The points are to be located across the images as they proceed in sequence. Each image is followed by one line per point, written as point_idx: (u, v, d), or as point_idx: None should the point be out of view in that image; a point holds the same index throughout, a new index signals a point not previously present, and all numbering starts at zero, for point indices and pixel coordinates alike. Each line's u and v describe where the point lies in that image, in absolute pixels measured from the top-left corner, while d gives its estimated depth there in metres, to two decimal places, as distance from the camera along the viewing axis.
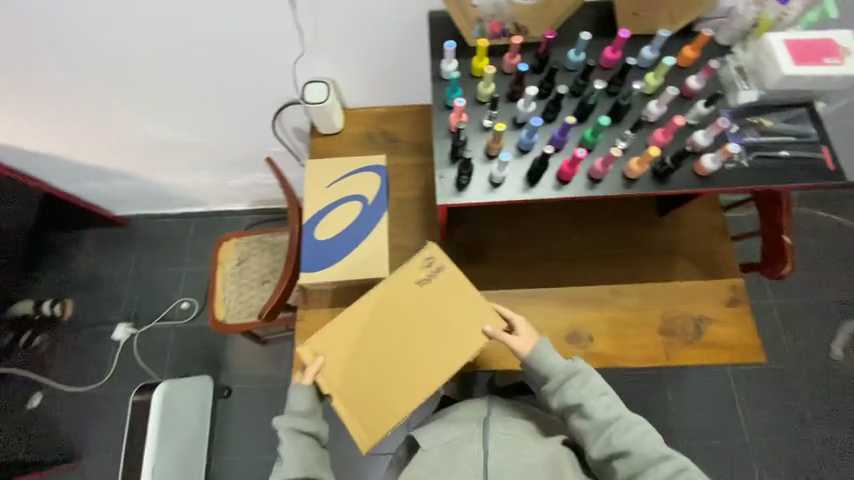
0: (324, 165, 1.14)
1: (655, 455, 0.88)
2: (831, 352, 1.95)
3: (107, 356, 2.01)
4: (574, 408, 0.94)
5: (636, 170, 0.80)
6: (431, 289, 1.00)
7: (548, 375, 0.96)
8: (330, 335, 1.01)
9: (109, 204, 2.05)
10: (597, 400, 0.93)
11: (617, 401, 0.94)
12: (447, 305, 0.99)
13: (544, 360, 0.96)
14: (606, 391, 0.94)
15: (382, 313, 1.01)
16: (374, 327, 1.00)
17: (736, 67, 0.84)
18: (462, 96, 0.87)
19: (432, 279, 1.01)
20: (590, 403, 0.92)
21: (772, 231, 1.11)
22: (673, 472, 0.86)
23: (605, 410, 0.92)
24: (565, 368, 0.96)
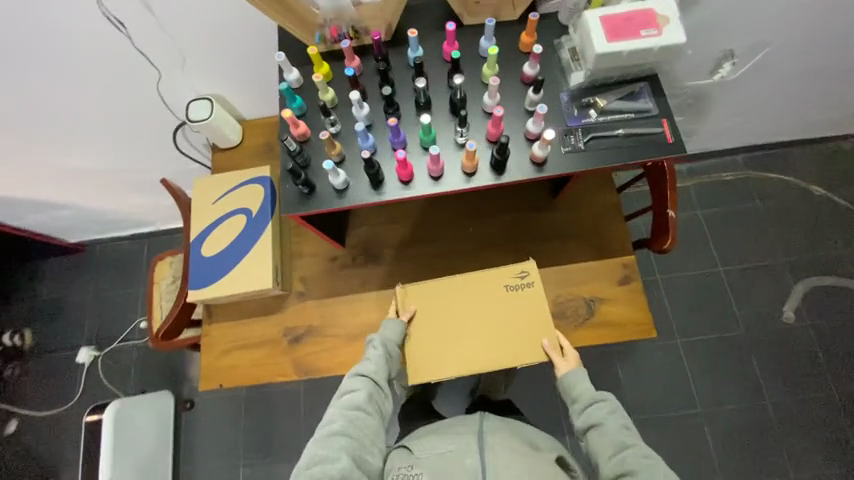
0: (211, 181, 1.17)
1: None
2: (782, 313, 1.81)
3: (72, 381, 2.01)
4: (591, 433, 0.92)
5: (469, 165, 0.79)
6: (532, 290, 1.05)
7: (576, 396, 0.95)
8: (428, 288, 1.07)
9: (60, 232, 2.04)
10: (619, 433, 0.90)
11: (637, 442, 0.89)
12: (520, 312, 1.04)
13: (574, 385, 0.96)
14: (627, 429, 0.91)
15: (474, 291, 1.06)
16: (460, 299, 1.06)
17: (570, 49, 0.83)
18: (304, 104, 0.86)
19: (521, 285, 1.06)
20: (608, 433, 0.90)
21: (659, 205, 1.09)
22: None
23: (622, 446, 0.88)
24: (591, 393, 0.95)
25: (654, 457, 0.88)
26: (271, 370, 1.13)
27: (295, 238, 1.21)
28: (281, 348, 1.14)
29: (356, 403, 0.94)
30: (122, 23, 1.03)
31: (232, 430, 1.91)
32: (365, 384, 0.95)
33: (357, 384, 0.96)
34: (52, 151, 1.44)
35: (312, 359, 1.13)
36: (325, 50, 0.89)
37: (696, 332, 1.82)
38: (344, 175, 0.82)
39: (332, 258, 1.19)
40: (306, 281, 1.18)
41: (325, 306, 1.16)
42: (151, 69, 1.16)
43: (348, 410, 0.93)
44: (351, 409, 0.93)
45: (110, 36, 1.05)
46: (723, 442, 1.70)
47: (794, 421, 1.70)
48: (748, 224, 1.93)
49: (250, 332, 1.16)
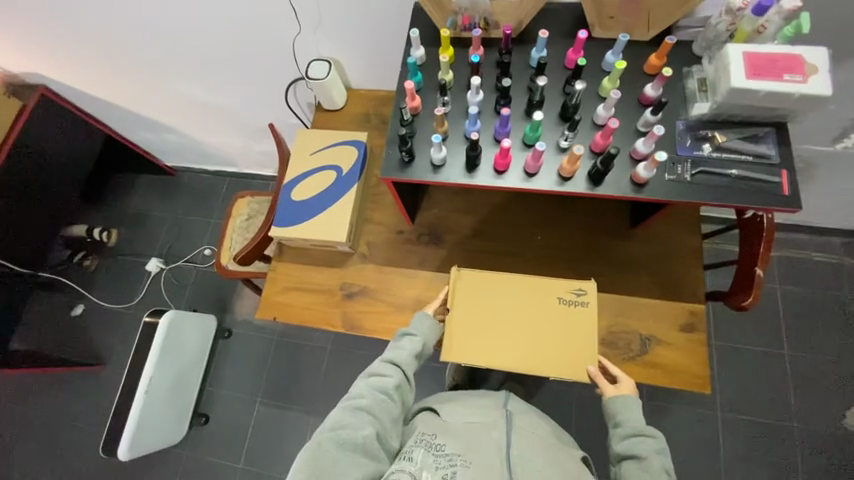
0: (313, 135, 1.27)
1: None
2: (846, 418, 1.63)
3: (138, 284, 2.25)
4: (627, 464, 0.88)
5: (568, 169, 0.80)
6: (586, 310, 1.03)
7: (619, 418, 0.93)
8: (482, 277, 1.08)
9: (161, 153, 2.29)
10: (659, 475, 0.84)
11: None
12: (568, 327, 1.02)
13: (621, 406, 0.93)
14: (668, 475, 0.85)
15: (528, 294, 1.06)
16: (510, 297, 1.06)
17: (699, 79, 0.82)
18: (422, 81, 0.93)
19: (576, 301, 1.04)
20: (645, 469, 0.85)
21: (748, 260, 1.03)
22: None
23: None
24: (639, 424, 0.91)
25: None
26: (320, 317, 1.21)
27: (371, 204, 1.28)
28: (334, 300, 1.22)
29: (383, 387, 0.93)
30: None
31: (259, 367, 2.05)
32: (397, 373, 0.96)
33: (389, 370, 0.96)
34: (182, 80, 1.63)
35: (359, 317, 1.19)
36: (453, 35, 0.94)
37: (742, 410, 1.68)
38: (445, 152, 0.87)
39: (399, 231, 1.25)
40: (371, 246, 1.25)
41: (382, 273, 1.22)
42: (295, 25, 1.28)
43: (376, 390, 0.93)
44: (379, 390, 0.93)
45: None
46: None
47: None
48: (830, 314, 1.75)
49: (310, 278, 1.25)
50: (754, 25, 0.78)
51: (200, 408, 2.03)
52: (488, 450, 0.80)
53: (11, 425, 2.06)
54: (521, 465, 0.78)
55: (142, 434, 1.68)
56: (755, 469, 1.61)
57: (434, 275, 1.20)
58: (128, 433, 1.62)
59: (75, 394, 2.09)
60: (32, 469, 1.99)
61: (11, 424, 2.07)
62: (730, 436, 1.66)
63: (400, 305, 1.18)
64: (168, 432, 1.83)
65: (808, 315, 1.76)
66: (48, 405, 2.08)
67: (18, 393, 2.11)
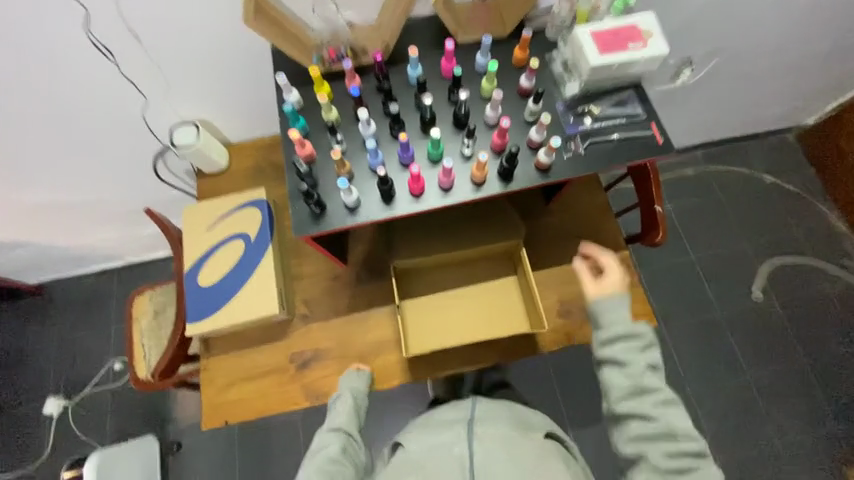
0: (202, 207, 1.12)
1: (679, 429, 0.80)
2: (751, 293, 1.96)
3: (40, 436, 1.81)
4: (626, 389, 0.84)
5: (479, 175, 0.81)
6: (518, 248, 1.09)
7: (612, 332, 0.86)
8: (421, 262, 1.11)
9: (17, 273, 1.86)
10: (644, 374, 0.84)
11: (679, 416, 0.81)
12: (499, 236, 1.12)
13: (613, 316, 0.88)
14: (673, 399, 0.83)
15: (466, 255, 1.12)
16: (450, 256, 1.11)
17: (562, 61, 0.89)
18: (307, 124, 0.86)
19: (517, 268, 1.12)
20: (649, 397, 0.83)
21: (646, 202, 1.15)
22: (690, 449, 0.79)
23: (662, 420, 0.81)
24: (626, 326, 0.86)
25: (697, 439, 0.80)
26: (279, 400, 1.08)
27: (294, 259, 1.17)
28: (289, 376, 1.10)
29: (331, 456, 0.90)
30: (110, 48, 0.98)
31: (228, 467, 1.78)
32: (339, 437, 0.94)
33: (332, 439, 0.93)
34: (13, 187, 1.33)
35: (321, 382, 1.09)
36: (323, 70, 0.89)
37: (680, 318, 1.92)
38: (356, 193, 0.81)
39: (334, 278, 1.17)
40: (310, 303, 1.15)
41: (332, 327, 1.13)
42: (138, 95, 1.11)
43: (324, 466, 0.88)
44: (328, 463, 0.88)
45: (100, 64, 1.01)
46: (717, 420, 1.78)
47: (775, 391, 1.82)
48: (714, 214, 2.08)
49: (253, 361, 1.11)
50: (590, 3, 0.86)
51: None
52: (451, 469, 0.80)
53: None
54: (483, 471, 0.78)
55: None
56: (704, 361, 1.86)
57: (385, 310, 1.14)
58: None
59: None
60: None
61: None
62: (678, 343, 1.89)
63: (363, 354, 1.11)
64: None
65: (698, 221, 2.07)
66: None
67: None
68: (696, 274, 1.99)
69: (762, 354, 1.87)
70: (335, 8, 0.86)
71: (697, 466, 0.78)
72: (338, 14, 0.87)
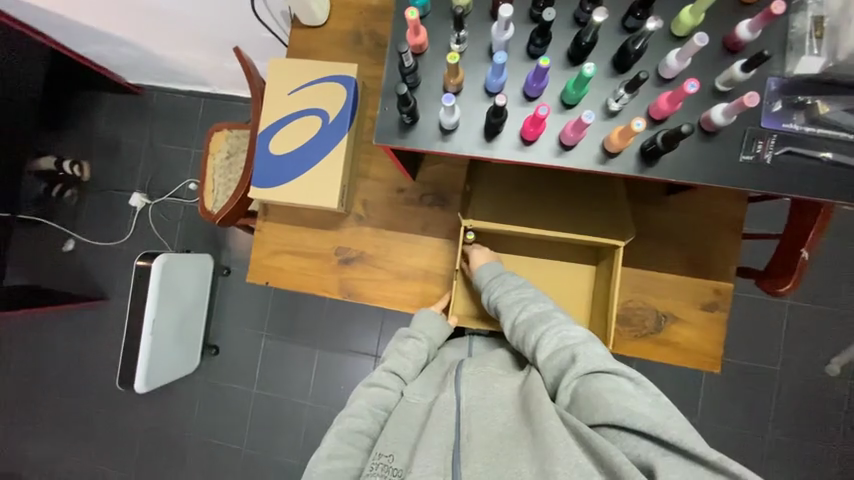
0: (288, 66, 1.02)
1: (554, 342, 0.78)
2: (827, 364, 1.69)
3: (126, 220, 2.10)
4: (494, 309, 0.91)
5: (616, 144, 0.63)
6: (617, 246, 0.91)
7: (481, 286, 0.95)
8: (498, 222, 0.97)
9: (120, 68, 1.94)
10: (514, 310, 0.86)
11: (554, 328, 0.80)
12: (598, 220, 0.94)
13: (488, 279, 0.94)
14: (543, 316, 0.82)
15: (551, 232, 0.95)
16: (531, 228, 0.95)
17: (814, 19, 0.60)
18: (430, 4, 0.68)
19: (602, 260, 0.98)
20: (509, 293, 0.89)
21: (793, 239, 0.90)
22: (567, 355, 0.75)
23: (526, 313, 0.84)
24: (486, 278, 0.95)
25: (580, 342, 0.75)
26: (315, 283, 1.12)
27: (365, 156, 1.09)
28: (329, 266, 1.12)
29: (385, 403, 0.86)
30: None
31: (261, 305, 2.00)
32: (399, 387, 0.88)
33: (391, 383, 0.88)
34: None
35: (353, 284, 1.10)
36: None
37: (734, 354, 1.73)
38: (458, 114, 0.67)
39: (398, 190, 1.10)
40: (367, 206, 1.10)
41: (382, 237, 1.10)
42: None
43: (378, 407, 0.85)
44: (380, 406, 0.85)
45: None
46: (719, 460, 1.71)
47: (800, 463, 1.68)
48: (845, 266, 1.69)
49: (302, 241, 1.13)
50: None
51: (209, 341, 2.03)
52: (441, 417, 0.77)
53: (27, 357, 2.09)
54: (469, 419, 0.75)
55: (156, 370, 1.69)
56: (741, 405, 1.72)
57: (437, 242, 1.08)
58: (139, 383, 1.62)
59: (83, 329, 2.07)
60: (52, 398, 2.06)
61: (27, 356, 2.09)
62: (720, 378, 1.73)
63: (400, 274, 1.09)
64: (182, 368, 1.85)
65: (825, 266, 1.70)
66: (56, 338, 2.08)
67: (26, 327, 2.10)
68: (783, 321, 1.71)
69: (801, 423, 1.69)
70: None
71: (578, 367, 0.73)
72: None
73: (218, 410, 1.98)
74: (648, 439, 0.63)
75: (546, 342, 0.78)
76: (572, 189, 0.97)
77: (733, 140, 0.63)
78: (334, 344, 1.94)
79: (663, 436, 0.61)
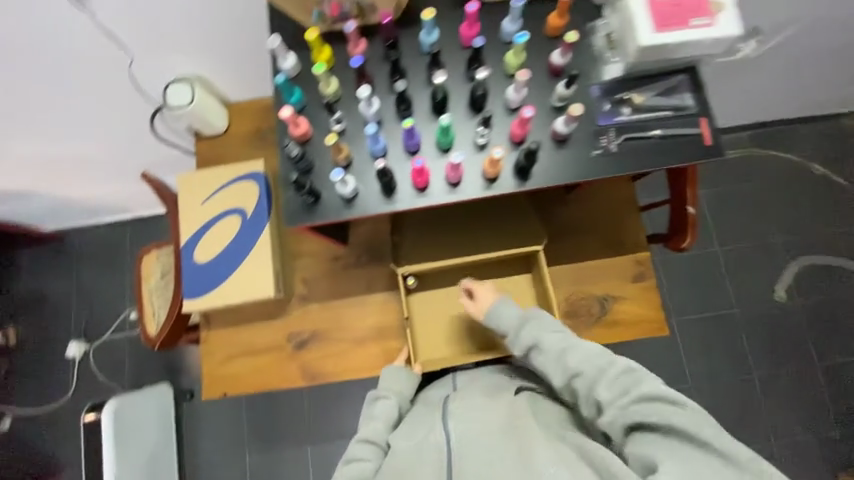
0: (197, 178, 1.07)
1: (607, 367, 0.79)
2: (773, 293, 1.85)
3: (65, 374, 1.92)
4: (527, 348, 0.88)
5: (491, 171, 0.72)
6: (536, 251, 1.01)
7: (508, 326, 0.91)
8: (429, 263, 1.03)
9: (32, 220, 1.87)
10: (558, 342, 0.85)
11: (597, 356, 0.81)
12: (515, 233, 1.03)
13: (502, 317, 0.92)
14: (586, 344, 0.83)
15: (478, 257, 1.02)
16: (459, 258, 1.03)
17: (605, 36, 0.74)
18: (304, 98, 0.77)
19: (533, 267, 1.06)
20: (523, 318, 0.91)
21: (678, 200, 1.04)
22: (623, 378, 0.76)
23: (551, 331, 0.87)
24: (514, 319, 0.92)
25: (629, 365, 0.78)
26: (276, 377, 1.09)
27: (293, 238, 1.13)
28: (286, 354, 1.10)
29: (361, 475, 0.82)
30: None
31: (235, 419, 1.85)
32: (376, 454, 0.85)
33: (365, 452, 0.85)
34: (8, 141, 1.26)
35: (313, 365, 1.09)
36: (323, 30, 0.78)
37: (694, 311, 1.84)
38: (353, 183, 0.74)
39: (333, 258, 1.13)
40: (308, 284, 1.12)
41: (330, 309, 1.11)
42: (122, 52, 1.03)
43: None
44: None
45: (73, 17, 0.92)
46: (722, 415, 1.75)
47: (788, 392, 1.77)
48: (749, 205, 1.91)
49: (252, 337, 1.10)
50: None
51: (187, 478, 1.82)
52: (429, 461, 0.75)
53: None
54: (461, 457, 0.73)
55: None
56: (719, 356, 1.80)
57: (383, 297, 1.11)
58: None
59: None
60: None
61: None
62: (692, 337, 1.82)
63: (358, 339, 1.09)
64: None
65: (734, 210, 1.91)
66: None
67: None
68: (721, 268, 1.87)
69: (773, 354, 1.80)
70: None
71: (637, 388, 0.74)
72: None
73: None
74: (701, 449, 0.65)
75: (599, 367, 0.79)
76: (485, 212, 1.06)
77: (581, 142, 0.74)
78: (323, 434, 1.81)
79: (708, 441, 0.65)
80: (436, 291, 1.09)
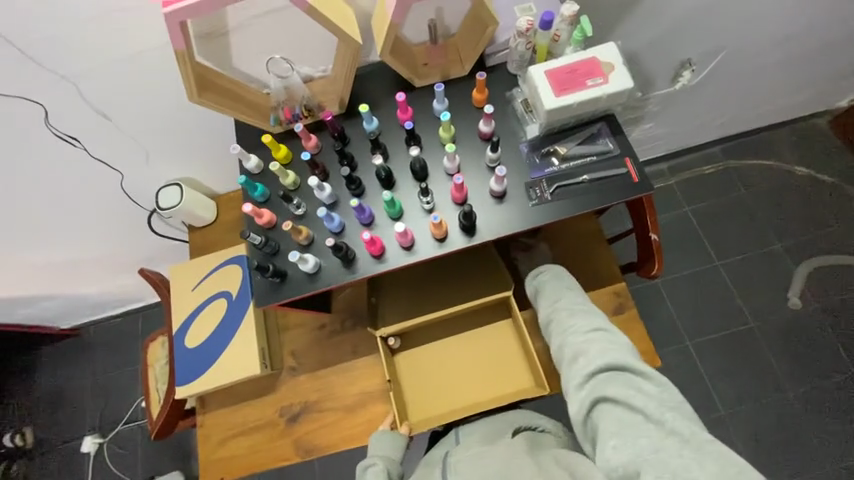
0: (187, 267, 1.15)
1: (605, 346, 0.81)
2: (788, 301, 1.77)
3: (81, 472, 1.92)
4: (540, 305, 0.95)
5: (438, 233, 0.78)
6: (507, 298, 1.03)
7: (537, 285, 0.98)
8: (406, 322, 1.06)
9: (52, 319, 1.99)
10: (565, 310, 0.90)
11: (602, 335, 0.83)
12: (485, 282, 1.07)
13: (539, 277, 0.98)
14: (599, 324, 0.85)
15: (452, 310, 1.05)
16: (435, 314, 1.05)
17: (523, 101, 0.84)
18: (266, 190, 0.86)
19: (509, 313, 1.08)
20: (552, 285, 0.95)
21: (640, 227, 1.07)
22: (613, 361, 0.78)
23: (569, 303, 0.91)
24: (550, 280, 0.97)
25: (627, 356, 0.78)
26: (271, 456, 1.08)
27: (280, 311, 1.18)
28: (279, 430, 1.10)
29: None
30: (75, 138, 1.04)
31: None
32: None
33: None
34: (28, 255, 1.40)
35: (307, 440, 1.08)
36: (281, 130, 0.91)
37: (706, 330, 1.77)
38: (314, 260, 0.80)
39: (319, 327, 1.17)
40: (296, 355, 1.15)
41: (319, 379, 1.12)
42: (116, 172, 1.18)
43: None
44: None
45: (76, 150, 1.08)
46: (761, 442, 1.61)
47: (829, 408, 1.63)
48: (738, 215, 1.91)
49: (246, 417, 1.12)
50: (549, 36, 0.82)
51: None
52: None
53: None
54: None
55: None
56: (743, 375, 1.70)
57: (369, 360, 1.12)
58: None
59: None
60: None
61: None
62: (710, 358, 1.74)
63: (349, 406, 1.09)
64: None
65: (724, 222, 1.90)
66: None
67: None
68: (725, 281, 1.83)
69: (802, 366, 1.69)
70: (287, 66, 0.87)
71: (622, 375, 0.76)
72: (292, 71, 0.88)
73: None
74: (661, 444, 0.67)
75: (596, 342, 0.82)
76: (455, 265, 1.11)
77: (518, 195, 0.81)
78: None
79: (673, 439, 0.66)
80: (419, 348, 1.10)
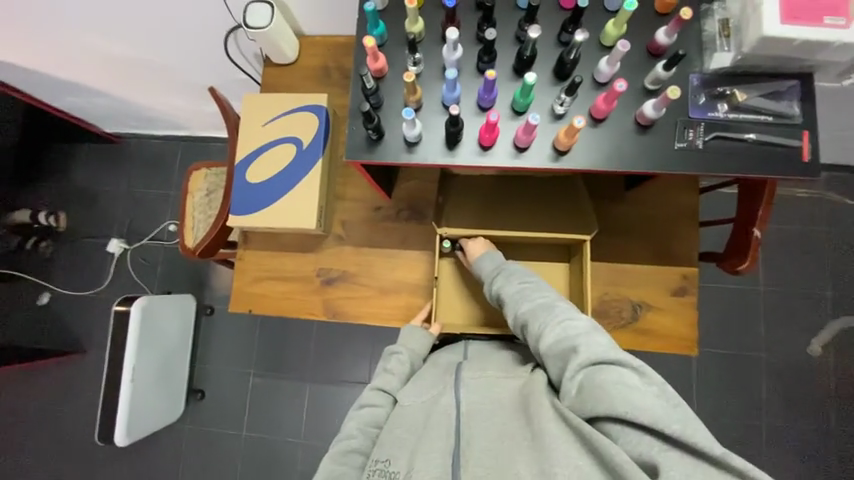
0: (261, 100, 1.08)
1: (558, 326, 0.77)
2: (808, 346, 1.74)
3: (104, 267, 2.05)
4: (498, 299, 0.91)
5: (564, 142, 0.69)
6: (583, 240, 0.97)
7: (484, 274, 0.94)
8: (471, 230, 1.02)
9: (98, 119, 1.97)
10: (514, 300, 0.86)
11: (551, 311, 0.80)
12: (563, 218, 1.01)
13: (485, 261, 0.95)
14: (548, 303, 0.81)
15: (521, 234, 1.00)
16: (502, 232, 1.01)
17: (721, 20, 0.69)
18: (386, 33, 0.75)
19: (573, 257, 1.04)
20: (502, 281, 0.90)
21: (744, 220, 0.97)
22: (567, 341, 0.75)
23: (518, 291, 0.86)
24: (491, 269, 0.93)
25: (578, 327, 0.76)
26: (299, 307, 1.13)
27: (341, 177, 1.14)
28: (312, 287, 1.13)
29: (376, 418, 0.85)
30: None
31: (247, 343, 1.92)
32: (389, 401, 0.88)
33: (380, 399, 0.88)
34: (91, 34, 1.30)
35: (335, 306, 1.11)
36: None
37: (722, 344, 1.76)
38: (420, 127, 0.73)
39: (375, 208, 1.13)
40: (346, 226, 1.13)
41: (363, 255, 1.12)
42: None
43: (368, 425, 0.84)
44: (372, 424, 0.85)
45: None
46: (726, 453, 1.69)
47: (802, 447, 1.69)
48: (811, 249, 1.78)
49: (283, 265, 1.14)
50: None
51: (194, 384, 1.93)
52: (438, 422, 0.75)
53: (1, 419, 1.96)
54: (468, 420, 0.74)
55: (137, 416, 1.57)
56: (737, 394, 1.73)
57: (415, 254, 1.11)
58: (119, 436, 1.52)
59: (62, 383, 1.97)
60: (27, 459, 1.93)
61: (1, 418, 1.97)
62: (714, 369, 1.75)
63: (384, 289, 1.11)
64: (164, 417, 1.72)
65: (792, 251, 1.78)
66: (30, 397, 1.96)
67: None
68: (760, 307, 1.77)
69: (795, 404, 1.71)
70: None
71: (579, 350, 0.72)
72: None
73: (207, 459, 1.87)
74: (652, 435, 0.62)
75: (552, 329, 0.77)
76: (537, 192, 1.04)
77: (665, 131, 0.70)
78: (325, 376, 1.86)
79: (664, 430, 0.60)
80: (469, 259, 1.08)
